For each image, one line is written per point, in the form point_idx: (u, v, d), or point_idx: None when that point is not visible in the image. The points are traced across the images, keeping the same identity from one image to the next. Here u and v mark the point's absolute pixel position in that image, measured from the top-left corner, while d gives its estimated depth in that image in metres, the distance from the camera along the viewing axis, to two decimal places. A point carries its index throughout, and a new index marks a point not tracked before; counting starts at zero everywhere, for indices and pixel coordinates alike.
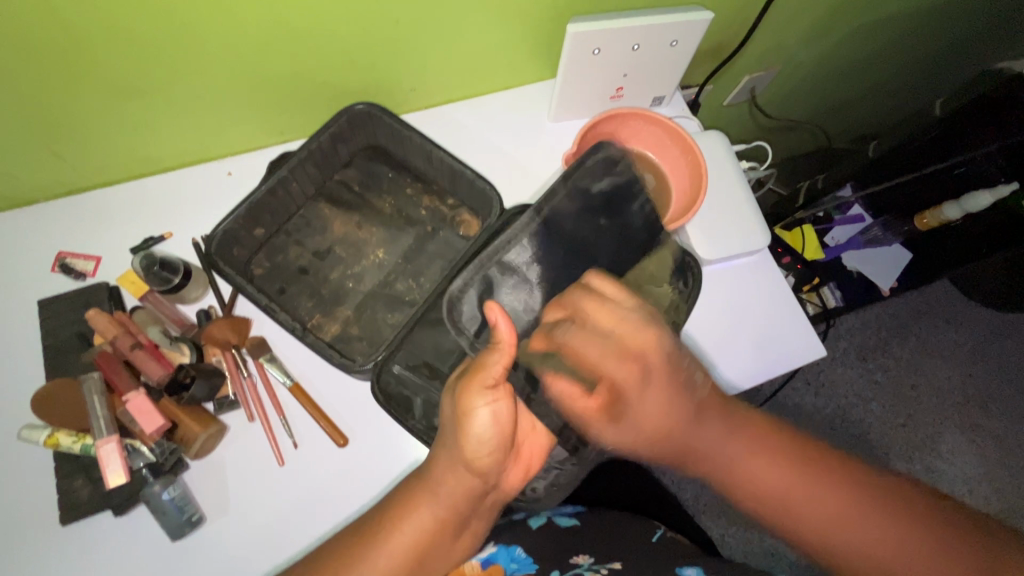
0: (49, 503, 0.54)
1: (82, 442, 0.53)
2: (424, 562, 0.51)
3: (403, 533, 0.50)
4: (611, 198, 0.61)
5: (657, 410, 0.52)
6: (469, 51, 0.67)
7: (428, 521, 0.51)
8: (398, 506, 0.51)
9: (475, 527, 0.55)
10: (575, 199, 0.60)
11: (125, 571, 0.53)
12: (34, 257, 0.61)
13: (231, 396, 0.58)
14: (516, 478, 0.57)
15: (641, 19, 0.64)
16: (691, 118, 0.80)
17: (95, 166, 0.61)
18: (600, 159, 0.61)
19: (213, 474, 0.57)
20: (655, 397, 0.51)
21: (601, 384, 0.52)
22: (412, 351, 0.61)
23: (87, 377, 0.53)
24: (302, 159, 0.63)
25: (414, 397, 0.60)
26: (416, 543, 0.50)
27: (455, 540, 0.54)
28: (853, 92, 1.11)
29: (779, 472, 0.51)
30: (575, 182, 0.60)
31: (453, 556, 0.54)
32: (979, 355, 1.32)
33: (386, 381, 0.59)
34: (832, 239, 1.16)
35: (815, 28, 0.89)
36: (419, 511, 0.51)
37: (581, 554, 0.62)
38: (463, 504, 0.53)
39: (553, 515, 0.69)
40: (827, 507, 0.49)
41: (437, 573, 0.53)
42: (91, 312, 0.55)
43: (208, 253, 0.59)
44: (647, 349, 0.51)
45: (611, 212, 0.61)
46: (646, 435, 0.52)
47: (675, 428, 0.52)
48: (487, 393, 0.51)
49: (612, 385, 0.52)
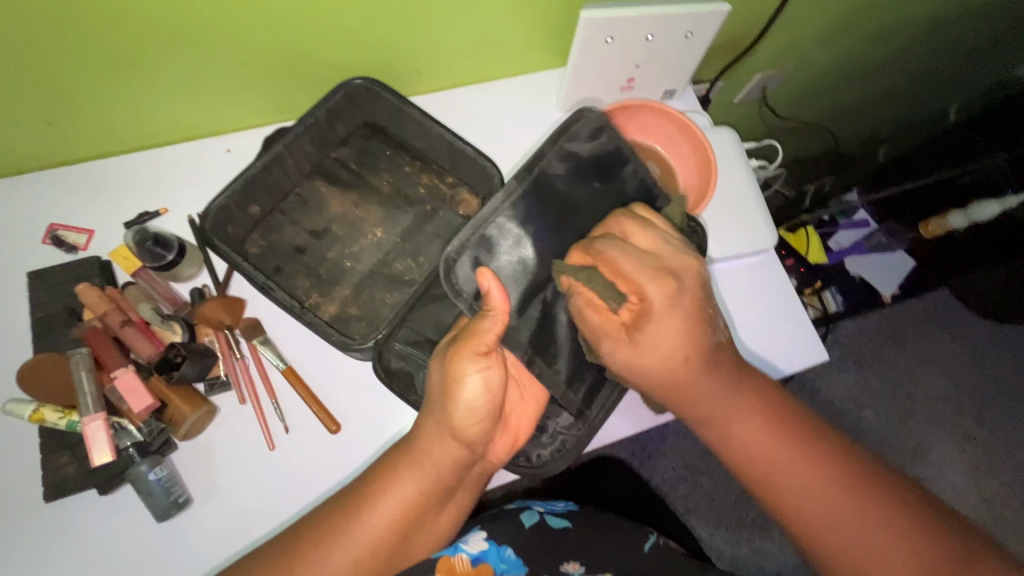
0: (34, 480, 0.53)
1: (69, 418, 0.52)
2: (408, 533, 0.50)
3: (385, 504, 0.49)
4: (602, 162, 0.60)
5: (667, 346, 0.49)
6: (479, 35, 0.65)
7: (410, 493, 0.50)
8: (381, 480, 0.50)
9: (462, 495, 0.55)
10: (566, 162, 0.58)
11: (109, 551, 0.52)
12: (25, 227, 0.59)
13: (222, 377, 0.56)
14: (504, 447, 0.56)
15: (657, 9, 0.62)
16: (702, 112, 0.78)
17: (91, 137, 0.60)
18: (586, 122, 0.59)
19: (201, 455, 0.56)
20: (673, 332, 0.49)
21: (630, 295, 0.50)
22: (413, 329, 0.59)
23: (75, 352, 0.52)
24: (298, 135, 0.60)
25: (417, 373, 0.58)
26: (398, 515, 0.49)
27: (437, 512, 0.52)
28: (867, 95, 1.09)
29: (761, 438, 0.51)
30: (562, 144, 0.58)
31: (441, 523, 0.54)
32: (976, 365, 1.31)
33: (388, 359, 0.58)
34: (838, 243, 1.13)
35: (832, 26, 0.87)
36: (403, 483, 0.50)
37: (572, 562, 0.62)
38: (451, 477, 0.51)
39: (544, 514, 0.67)
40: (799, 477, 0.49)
41: (417, 549, 0.52)
42: (81, 287, 0.54)
43: (202, 228, 0.57)
44: (667, 284, 0.49)
45: (604, 173, 0.60)
46: (659, 370, 0.50)
47: (686, 368, 0.50)
48: (477, 359, 0.49)
49: (642, 298, 0.49)
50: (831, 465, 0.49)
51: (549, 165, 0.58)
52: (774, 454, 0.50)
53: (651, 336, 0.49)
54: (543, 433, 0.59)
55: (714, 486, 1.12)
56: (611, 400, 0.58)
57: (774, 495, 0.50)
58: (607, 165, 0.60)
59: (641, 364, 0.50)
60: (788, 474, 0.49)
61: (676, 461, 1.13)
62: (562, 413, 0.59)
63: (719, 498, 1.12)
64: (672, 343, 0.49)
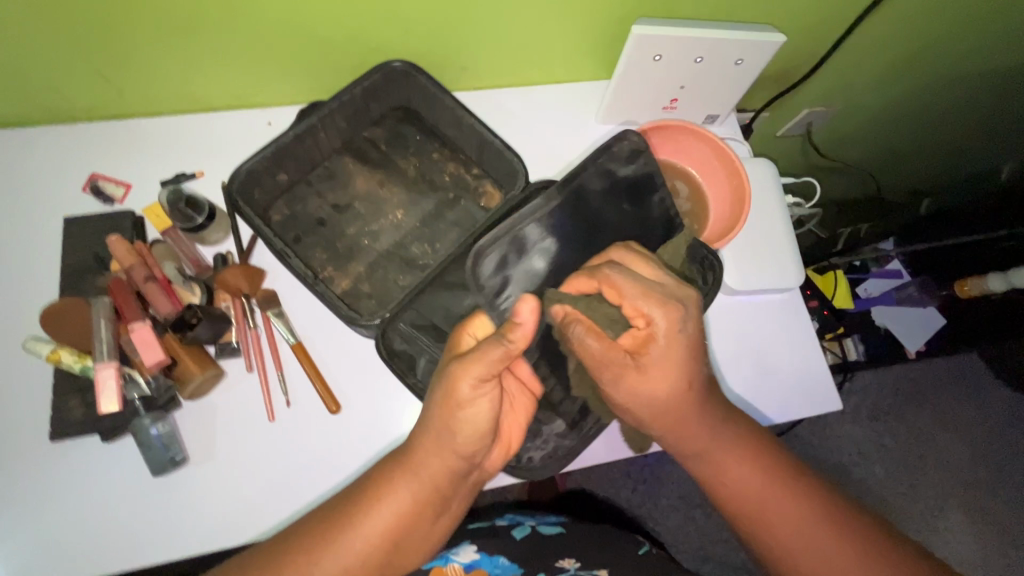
0: (43, 417, 0.54)
1: (83, 364, 0.53)
2: (401, 546, 0.48)
3: (372, 519, 0.47)
4: (635, 185, 0.60)
5: (663, 389, 0.50)
6: (528, 38, 0.65)
7: (401, 506, 0.48)
8: (376, 486, 0.48)
9: (457, 506, 0.52)
10: (602, 180, 0.59)
11: (102, 496, 0.53)
12: (67, 174, 0.61)
13: (233, 343, 0.58)
14: (498, 456, 0.53)
15: (709, 31, 0.62)
16: (742, 141, 0.77)
17: (142, 96, 0.61)
18: (625, 147, 0.59)
19: (203, 416, 0.56)
20: (669, 363, 0.49)
21: (637, 319, 0.49)
22: (420, 313, 0.59)
23: (97, 300, 0.53)
24: (333, 109, 0.61)
25: (419, 357, 0.57)
26: (389, 531, 0.47)
27: (432, 530, 0.50)
28: (918, 143, 1.05)
29: (749, 473, 0.51)
30: (601, 163, 0.58)
31: (434, 537, 0.50)
32: (997, 435, 1.26)
33: (393, 337, 0.57)
34: (867, 290, 1.11)
35: (889, 68, 0.85)
36: (393, 497, 0.48)
37: (568, 559, 0.62)
38: (446, 489, 0.49)
39: (537, 525, 0.68)
40: (788, 518, 0.50)
41: (410, 563, 0.49)
42: (111, 238, 0.55)
43: (229, 191, 0.58)
44: (673, 313, 0.48)
45: (634, 198, 0.60)
46: (651, 402, 0.50)
47: (679, 403, 0.51)
48: (481, 375, 0.47)
49: (649, 322, 0.49)
50: (813, 505, 0.50)
51: (584, 177, 0.58)
52: (764, 499, 0.51)
53: (657, 359, 0.49)
54: (536, 436, 0.59)
55: (707, 520, 1.10)
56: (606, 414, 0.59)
57: (767, 537, 0.50)
58: (635, 181, 0.60)
59: (642, 390, 0.50)
60: (782, 516, 0.50)
61: (671, 491, 1.10)
62: (555, 421, 0.59)
63: (710, 534, 1.09)
64: (674, 372, 0.49)
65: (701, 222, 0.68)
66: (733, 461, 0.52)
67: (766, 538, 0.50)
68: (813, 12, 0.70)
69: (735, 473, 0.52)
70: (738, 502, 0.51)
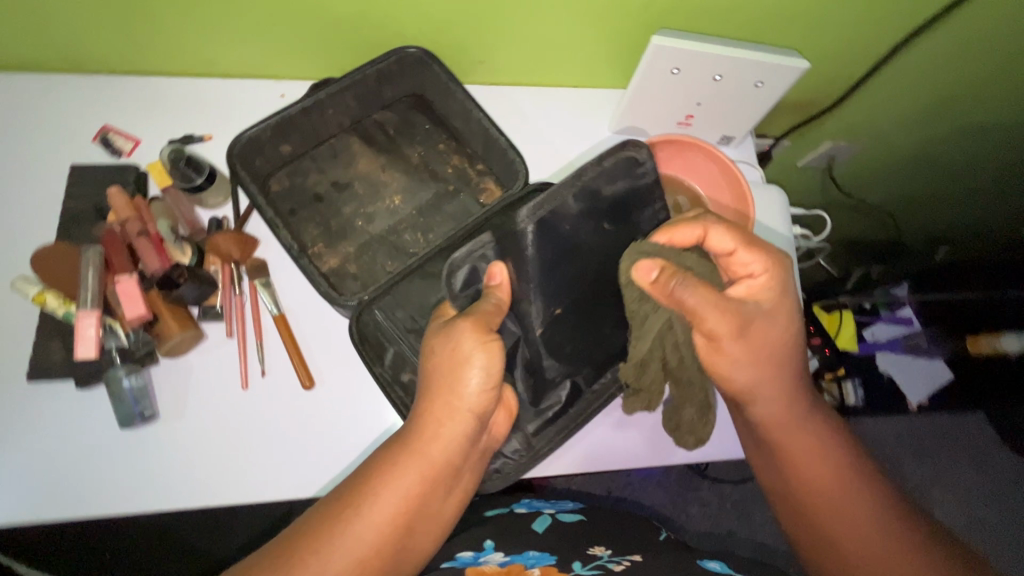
0: (23, 357, 0.55)
1: (67, 309, 0.54)
2: (414, 524, 0.48)
3: (388, 496, 0.47)
4: (621, 203, 0.56)
5: (771, 335, 0.54)
6: (548, 38, 0.65)
7: (413, 485, 0.47)
8: (381, 470, 0.47)
9: (467, 478, 0.52)
10: (581, 201, 0.53)
11: (70, 440, 0.54)
12: (79, 123, 0.62)
13: (217, 308, 0.58)
14: (501, 420, 0.56)
15: (729, 49, 0.61)
16: (754, 166, 0.75)
17: (160, 55, 0.62)
18: (622, 160, 0.55)
19: (177, 375, 0.57)
20: (777, 320, 0.54)
21: (743, 270, 0.54)
22: (396, 300, 0.59)
23: (88, 249, 0.54)
24: (342, 88, 0.61)
25: (387, 345, 0.58)
26: (404, 506, 0.47)
27: (442, 501, 0.50)
28: (940, 190, 1.03)
29: (814, 450, 0.56)
30: (585, 182, 0.53)
31: (446, 508, 0.51)
32: (994, 501, 1.21)
33: (366, 322, 0.57)
34: (874, 335, 1.05)
35: (916, 108, 0.84)
36: (406, 475, 0.47)
37: (599, 548, 0.57)
38: (456, 460, 0.49)
39: (555, 513, 0.66)
40: (846, 501, 0.54)
41: (425, 541, 0.49)
42: (111, 189, 0.57)
43: (229, 155, 0.58)
44: (783, 260, 0.53)
45: (618, 218, 0.56)
46: (767, 345, 0.54)
47: (780, 355, 0.54)
48: (483, 340, 0.49)
49: (758, 273, 0.53)
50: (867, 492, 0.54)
51: (561, 194, 0.53)
52: (825, 478, 0.55)
53: (769, 306, 0.53)
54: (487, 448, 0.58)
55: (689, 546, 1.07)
56: (561, 434, 0.58)
57: (823, 516, 0.54)
58: (617, 198, 0.55)
59: (758, 334, 0.53)
60: (841, 497, 0.54)
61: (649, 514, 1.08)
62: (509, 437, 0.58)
63: None
64: (779, 320, 0.54)
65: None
66: (803, 438, 0.56)
67: (825, 515, 0.54)
68: (842, 40, 0.69)
69: (803, 450, 0.56)
70: (799, 478, 0.56)
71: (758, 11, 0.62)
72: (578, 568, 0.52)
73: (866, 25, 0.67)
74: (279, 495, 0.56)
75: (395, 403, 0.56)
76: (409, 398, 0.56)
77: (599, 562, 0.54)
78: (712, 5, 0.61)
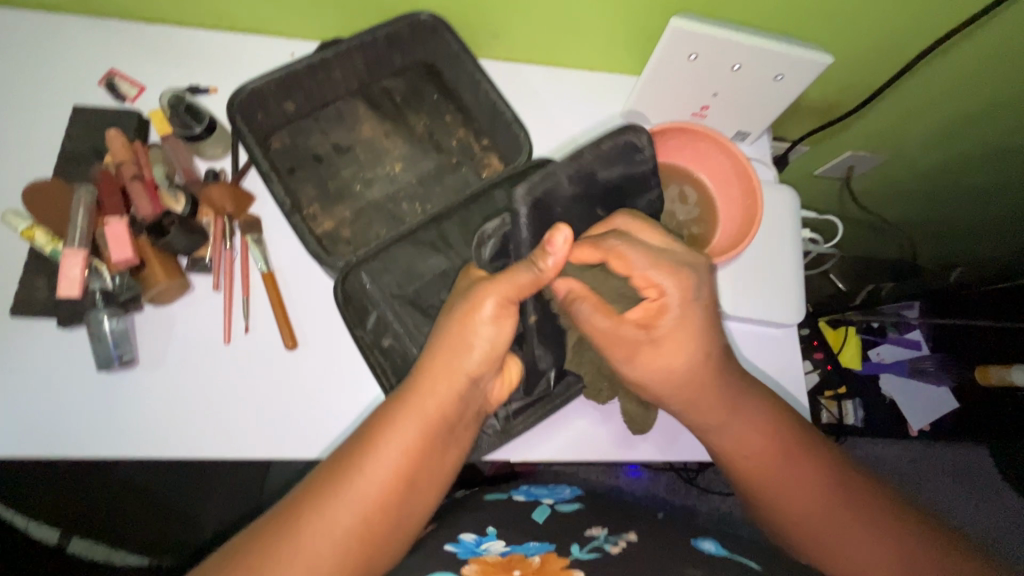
0: (9, 292, 0.55)
1: (53, 246, 0.54)
2: (415, 485, 0.45)
3: (387, 452, 0.44)
4: (617, 189, 0.55)
5: (679, 362, 0.51)
6: (564, 16, 0.63)
7: (411, 441, 0.44)
8: (379, 427, 0.45)
9: (466, 439, 0.49)
10: (576, 183, 0.52)
11: (47, 379, 0.54)
12: (86, 65, 0.62)
13: (206, 260, 0.57)
14: (502, 391, 0.52)
15: (751, 38, 0.59)
16: (768, 165, 0.73)
17: (171, 4, 0.62)
18: (621, 144, 0.54)
19: (161, 324, 0.56)
20: (681, 343, 0.50)
21: (647, 290, 0.50)
22: (385, 266, 0.58)
23: (81, 188, 0.54)
24: (351, 48, 0.61)
25: (369, 309, 0.57)
26: (404, 463, 0.44)
27: (442, 461, 0.47)
28: (960, 212, 1.00)
29: (756, 433, 0.53)
30: (581, 165, 0.53)
31: (446, 470, 0.47)
32: (990, 538, 1.18)
33: (352, 284, 0.57)
34: (878, 355, 1.05)
35: (941, 122, 0.81)
36: (405, 434, 0.44)
37: (596, 528, 0.56)
38: (453, 415, 0.46)
39: (555, 503, 0.63)
40: (790, 474, 0.52)
41: (424, 503, 0.46)
42: (110, 131, 0.55)
43: (231, 105, 0.58)
44: (686, 280, 0.49)
45: (611, 203, 0.55)
46: (669, 378, 0.51)
47: (693, 378, 0.51)
48: (502, 304, 0.47)
49: (661, 292, 0.49)
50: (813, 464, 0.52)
51: (559, 174, 0.51)
52: (766, 456, 0.52)
53: (670, 329, 0.50)
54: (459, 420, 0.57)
55: None
56: (535, 416, 0.57)
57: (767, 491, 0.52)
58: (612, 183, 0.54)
59: (658, 362, 0.51)
60: (786, 476, 0.52)
61: None
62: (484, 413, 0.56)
63: None
64: (685, 346, 0.50)
65: (702, 237, 0.64)
66: (736, 422, 0.53)
67: (771, 490, 0.52)
68: (870, 40, 0.66)
69: (740, 435, 0.53)
70: (740, 456, 0.53)
71: (784, 2, 0.60)
72: (576, 551, 0.50)
73: (896, 27, 0.64)
74: (250, 453, 0.55)
75: (372, 365, 0.56)
76: (387, 362, 0.56)
77: (597, 543, 0.52)
78: None
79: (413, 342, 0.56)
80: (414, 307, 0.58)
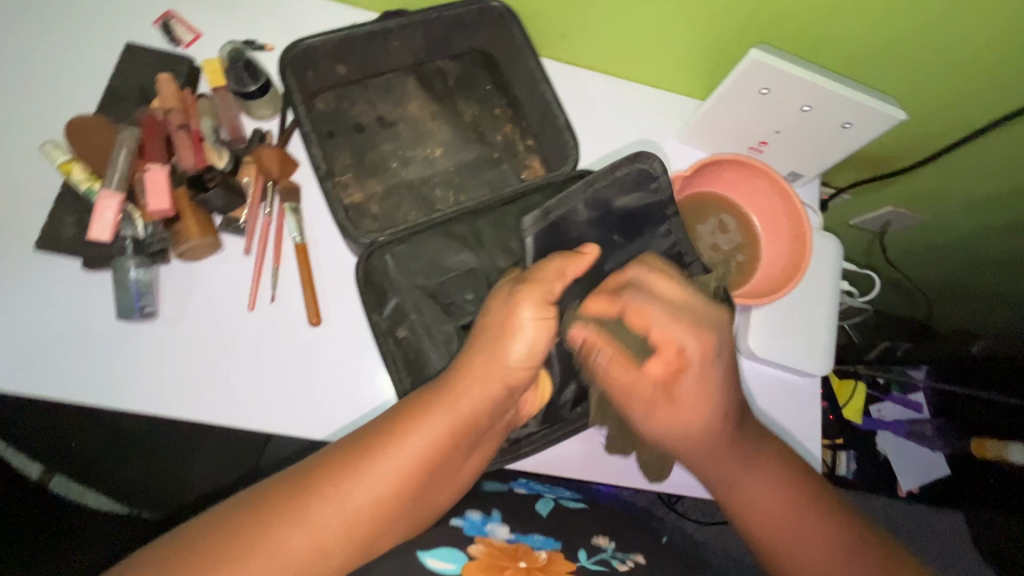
0: (34, 225, 0.53)
1: (90, 185, 0.52)
2: (433, 477, 0.43)
3: (414, 442, 0.42)
4: (634, 217, 0.56)
5: (695, 421, 0.50)
6: (639, 25, 0.61)
7: (439, 434, 0.42)
8: (409, 414, 0.43)
9: (489, 445, 0.47)
10: (592, 210, 0.55)
11: (59, 318, 0.52)
12: (144, 3, 0.60)
13: (240, 222, 0.56)
14: (531, 404, 0.51)
15: (827, 82, 0.57)
16: (817, 211, 0.71)
17: None
18: (633, 172, 0.55)
19: (185, 280, 0.55)
20: (697, 402, 0.49)
21: (664, 348, 0.48)
22: (410, 250, 0.56)
23: (126, 130, 0.53)
24: (414, 22, 0.58)
25: (389, 296, 0.55)
26: (428, 456, 0.42)
27: (463, 462, 0.45)
28: (985, 284, 0.99)
29: (770, 492, 0.50)
30: (595, 192, 0.55)
31: (465, 473, 0.46)
32: None
33: (374, 263, 0.55)
34: (880, 412, 1.01)
35: (990, 193, 0.79)
36: (433, 424, 0.42)
37: (601, 540, 0.56)
38: (483, 419, 0.45)
39: (559, 498, 0.65)
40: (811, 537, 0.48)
41: (440, 499, 0.44)
42: (162, 77, 0.54)
43: (284, 58, 0.55)
44: (708, 338, 0.47)
45: (629, 230, 0.56)
46: (677, 430, 0.51)
47: (706, 433, 0.50)
48: (541, 307, 0.45)
49: (679, 351, 0.48)
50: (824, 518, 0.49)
51: (574, 206, 0.54)
52: (777, 507, 0.50)
53: (687, 390, 0.49)
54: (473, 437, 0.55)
55: None
56: (545, 439, 0.55)
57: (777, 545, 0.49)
58: (627, 212, 0.56)
59: (669, 423, 0.50)
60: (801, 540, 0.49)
61: None
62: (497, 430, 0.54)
63: None
64: (703, 405, 0.49)
65: (748, 264, 0.64)
66: (750, 475, 0.51)
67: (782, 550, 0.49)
68: (949, 96, 0.64)
69: (750, 492, 0.51)
70: (749, 515, 0.51)
71: (864, 49, 0.59)
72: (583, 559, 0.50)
73: (969, 92, 0.63)
74: (252, 424, 0.54)
75: (384, 354, 0.55)
76: (400, 353, 0.55)
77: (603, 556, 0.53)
78: (823, 29, 0.57)
79: (428, 339, 0.54)
80: (434, 302, 0.55)
